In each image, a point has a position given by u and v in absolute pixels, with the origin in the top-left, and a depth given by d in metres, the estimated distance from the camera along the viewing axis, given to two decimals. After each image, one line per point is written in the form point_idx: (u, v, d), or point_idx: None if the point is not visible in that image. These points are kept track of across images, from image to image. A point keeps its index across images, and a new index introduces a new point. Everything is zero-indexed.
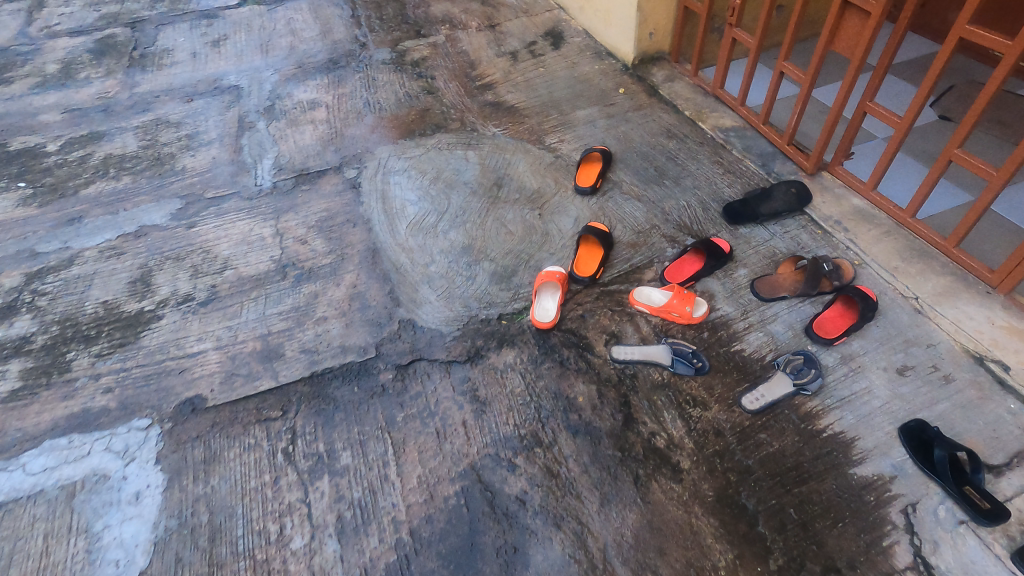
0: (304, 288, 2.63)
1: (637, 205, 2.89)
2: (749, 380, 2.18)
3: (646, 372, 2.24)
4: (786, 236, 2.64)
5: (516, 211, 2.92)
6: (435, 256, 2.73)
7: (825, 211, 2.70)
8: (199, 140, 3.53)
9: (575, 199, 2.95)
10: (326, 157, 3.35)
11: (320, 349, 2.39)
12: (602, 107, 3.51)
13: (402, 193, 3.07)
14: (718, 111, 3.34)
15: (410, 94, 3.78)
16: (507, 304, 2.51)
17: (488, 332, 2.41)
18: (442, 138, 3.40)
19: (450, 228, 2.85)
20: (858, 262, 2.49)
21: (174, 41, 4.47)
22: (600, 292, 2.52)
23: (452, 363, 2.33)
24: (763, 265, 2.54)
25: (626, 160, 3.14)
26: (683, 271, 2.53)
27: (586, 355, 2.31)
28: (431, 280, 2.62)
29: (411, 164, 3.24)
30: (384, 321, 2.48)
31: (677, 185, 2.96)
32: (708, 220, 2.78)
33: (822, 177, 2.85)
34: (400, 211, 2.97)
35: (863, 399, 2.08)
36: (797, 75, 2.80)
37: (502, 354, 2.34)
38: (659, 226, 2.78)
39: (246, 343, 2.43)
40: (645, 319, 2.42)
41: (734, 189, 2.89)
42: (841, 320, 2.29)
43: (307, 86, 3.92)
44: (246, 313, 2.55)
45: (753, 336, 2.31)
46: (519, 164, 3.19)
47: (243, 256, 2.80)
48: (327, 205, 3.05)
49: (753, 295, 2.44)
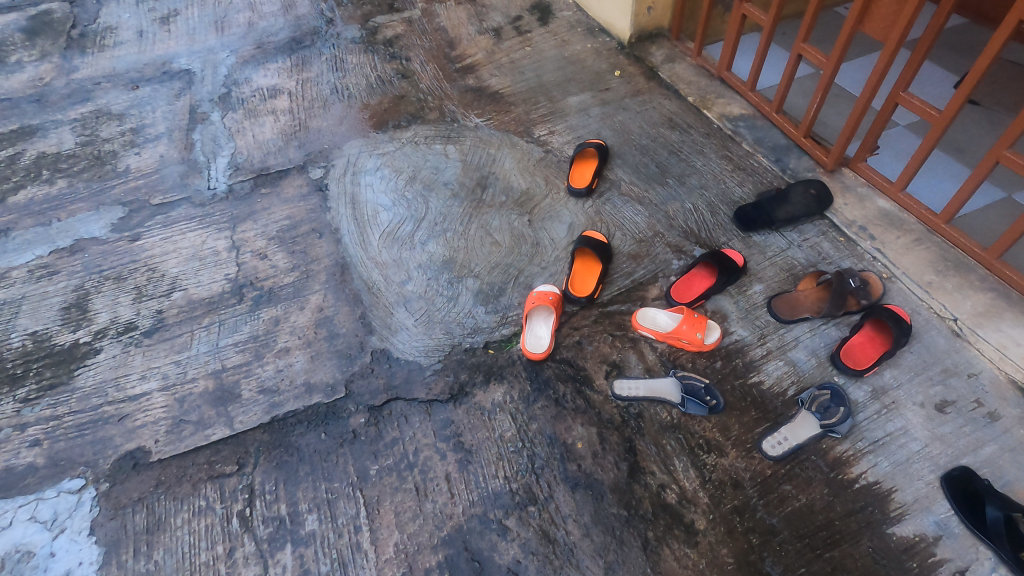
0: (263, 313, 2.32)
1: (637, 209, 2.58)
2: (769, 419, 1.93)
3: (652, 411, 1.98)
4: (805, 245, 2.36)
5: (502, 218, 2.60)
6: (412, 272, 2.42)
7: (847, 215, 2.41)
8: (145, 135, 3.14)
9: (568, 202, 2.64)
10: (288, 154, 2.98)
11: (282, 388, 2.10)
12: (596, 93, 3.16)
13: (374, 197, 2.73)
14: (725, 97, 3.01)
15: (382, 79, 3.39)
16: (494, 330, 2.22)
17: (473, 364, 2.13)
18: (419, 131, 3.04)
19: (429, 239, 2.54)
20: (887, 275, 2.23)
21: (118, 17, 4.00)
22: (599, 313, 2.24)
23: (434, 402, 2.05)
24: (781, 280, 2.27)
25: (624, 155, 2.81)
26: (692, 289, 2.25)
27: (584, 391, 2.05)
28: (407, 302, 2.32)
29: (384, 161, 2.89)
30: (354, 353, 2.18)
31: (682, 185, 2.65)
32: (717, 225, 2.49)
33: (843, 175, 2.56)
34: (372, 218, 2.64)
35: (898, 441, 1.84)
36: (819, 59, 2.48)
37: (489, 391, 2.06)
38: (662, 234, 2.48)
39: (197, 382, 2.12)
40: (650, 345, 2.15)
41: (745, 189, 2.60)
42: (871, 346, 2.02)
43: (267, 69, 3.51)
44: (196, 344, 2.23)
45: (773, 365, 2.05)
46: (506, 161, 2.85)
47: (194, 275, 2.47)
48: (290, 211, 2.71)
49: (770, 316, 2.17)
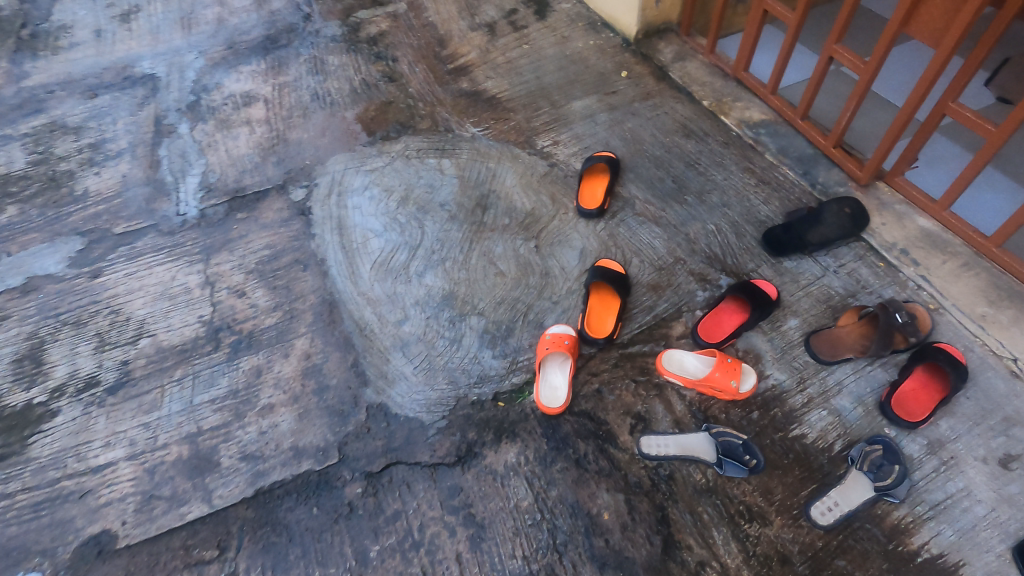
0: (243, 362, 2.07)
1: (655, 231, 2.34)
2: (815, 479, 1.74)
3: (685, 472, 1.78)
4: (841, 272, 2.15)
5: (506, 244, 2.35)
6: (409, 311, 2.17)
7: (886, 236, 2.20)
8: (105, 152, 2.83)
9: (578, 224, 2.39)
10: (266, 172, 2.70)
11: (267, 454, 1.85)
12: (602, 96, 2.89)
13: (363, 221, 2.46)
14: (743, 100, 2.76)
15: (367, 82, 3.09)
16: (503, 378, 1.99)
17: (481, 420, 1.90)
18: (410, 142, 2.76)
19: (426, 270, 2.28)
20: (934, 306, 2.03)
21: (73, 14, 3.63)
22: (620, 356, 2.01)
23: (439, 466, 1.82)
24: (818, 314, 2.05)
25: (637, 169, 2.56)
26: (721, 326, 2.03)
27: (607, 450, 1.83)
28: (404, 346, 2.08)
29: (372, 179, 2.61)
30: (347, 409, 1.94)
31: (703, 203, 2.42)
32: (743, 250, 2.26)
33: (878, 189, 2.33)
34: (362, 246, 2.38)
35: (961, 505, 1.66)
36: (853, 63, 2.22)
37: (501, 452, 1.84)
38: (684, 260, 2.25)
39: (169, 449, 1.87)
40: (677, 393, 1.94)
41: (771, 208, 2.37)
42: (924, 394, 1.81)
43: (240, 73, 3.19)
44: (167, 402, 1.97)
45: (815, 416, 1.85)
46: (507, 176, 2.59)
47: (163, 317, 2.20)
48: (269, 239, 2.44)
49: (809, 357, 1.96)
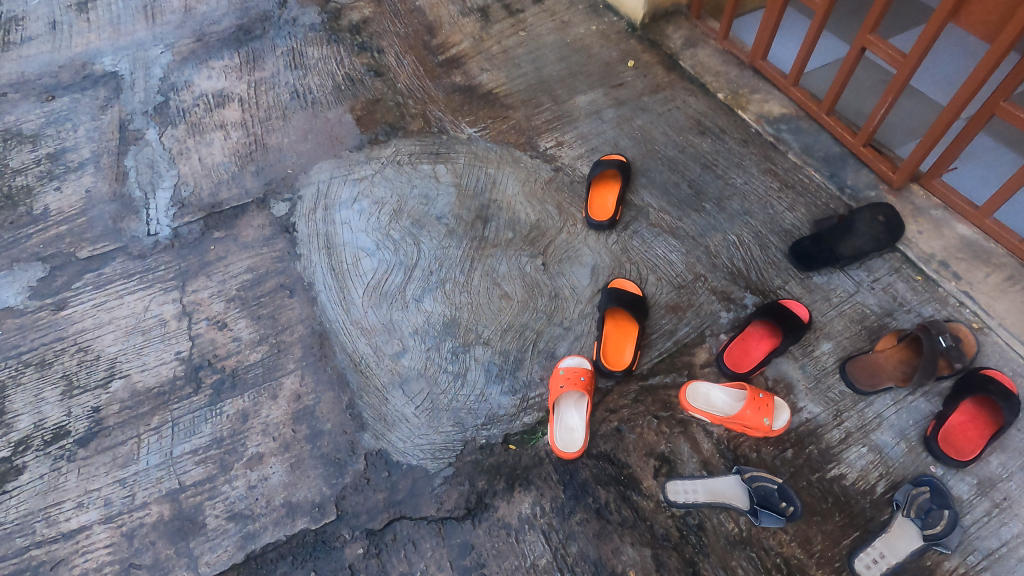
0: (227, 405, 1.89)
1: (672, 244, 2.16)
2: (857, 527, 1.60)
3: (716, 521, 1.64)
4: (877, 288, 1.98)
5: (510, 262, 2.15)
6: (407, 341, 1.99)
7: (924, 247, 2.02)
8: (66, 163, 2.58)
9: (588, 238, 2.20)
10: (244, 183, 2.47)
11: (257, 513, 1.69)
12: (609, 89, 2.65)
13: (353, 238, 2.26)
14: (761, 92, 2.53)
15: (352, 78, 2.83)
16: (514, 418, 1.82)
17: (491, 466, 1.74)
18: (400, 146, 2.54)
19: (424, 294, 2.09)
20: (977, 325, 1.87)
21: (24, 4, 3.31)
22: (639, 389, 1.85)
23: (447, 521, 1.67)
24: (853, 337, 1.89)
25: (650, 172, 2.36)
26: (749, 354, 1.87)
27: (630, 497, 1.68)
28: (403, 383, 1.90)
29: (361, 190, 2.39)
30: (343, 457, 1.77)
31: (722, 210, 2.22)
32: (769, 264, 2.08)
33: (912, 193, 2.14)
34: (353, 267, 2.18)
35: (1017, 554, 1.53)
36: (890, 55, 2.00)
37: (514, 503, 1.69)
38: (705, 277, 2.07)
39: (148, 509, 1.70)
40: (703, 430, 1.78)
41: (796, 215, 2.18)
42: (973, 428, 1.66)
43: (211, 69, 2.92)
44: (145, 455, 1.80)
45: (855, 453, 1.71)
46: (508, 184, 2.38)
47: (136, 355, 2.01)
48: (251, 261, 2.23)
49: (846, 386, 1.80)
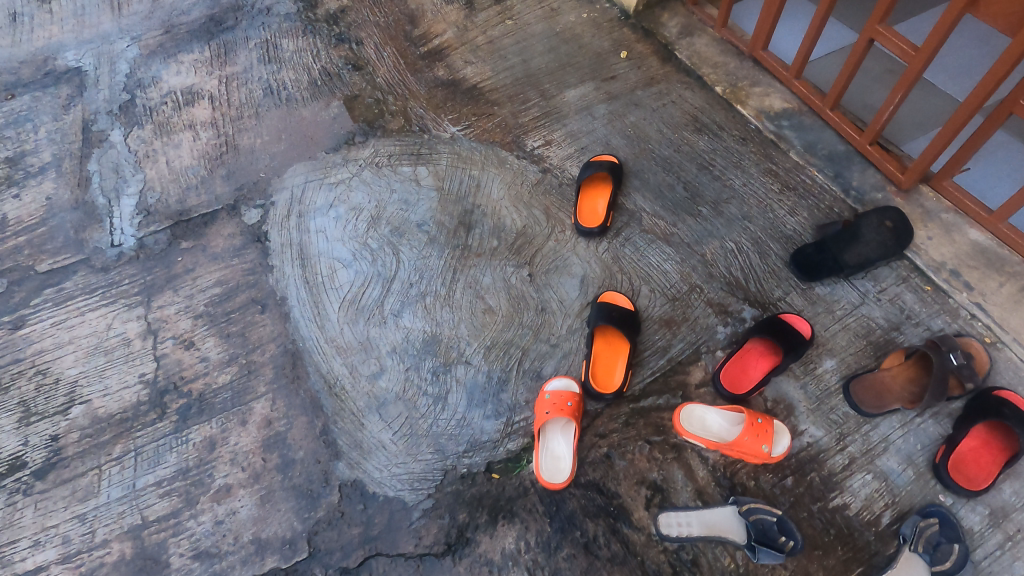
0: (193, 433, 1.78)
1: (666, 252, 2.03)
2: (861, 562, 1.51)
3: (710, 556, 1.54)
4: (883, 299, 1.86)
5: (495, 273, 2.03)
6: (385, 361, 1.88)
7: (934, 254, 1.90)
8: (26, 168, 2.44)
9: (578, 246, 2.06)
10: (213, 188, 2.33)
11: (224, 551, 1.60)
12: (600, 83, 2.49)
13: (328, 247, 2.13)
14: (762, 85, 2.37)
15: (328, 72, 2.67)
16: (497, 444, 1.71)
17: (473, 497, 1.64)
18: (379, 147, 2.38)
19: (403, 309, 1.97)
20: (990, 340, 1.76)
21: None
22: (631, 412, 1.74)
23: (426, 558, 1.58)
24: (857, 353, 1.78)
25: (643, 174, 2.21)
26: (748, 373, 1.76)
27: (620, 530, 1.59)
28: (380, 406, 1.80)
29: (337, 195, 2.25)
30: (316, 489, 1.68)
31: (719, 215, 2.09)
32: (768, 273, 1.96)
33: (921, 195, 2.01)
34: (328, 279, 2.06)
35: None
36: (900, 48, 1.86)
37: (497, 537, 1.59)
38: (701, 288, 1.95)
39: (109, 547, 1.62)
40: (699, 456, 1.67)
41: (798, 219, 2.05)
42: (986, 453, 1.56)
43: (180, 63, 2.75)
44: (106, 488, 1.70)
45: (859, 481, 1.60)
46: (493, 187, 2.24)
47: (98, 378, 1.90)
48: (220, 274, 2.10)
49: (849, 407, 1.69)
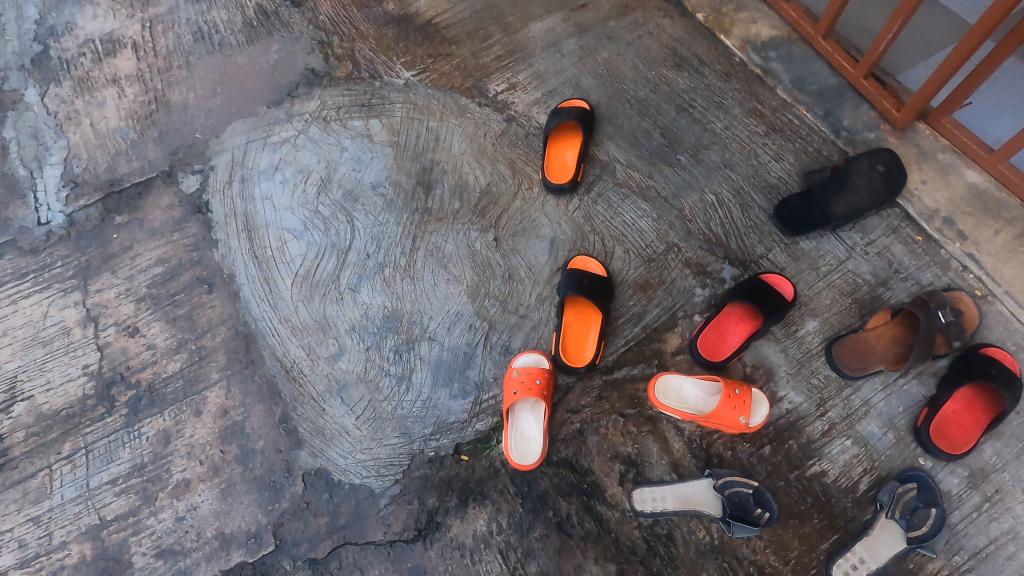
0: (145, 426, 1.69)
1: (641, 208, 1.88)
2: (837, 529, 1.49)
3: (685, 529, 1.51)
4: (871, 252, 1.75)
5: (458, 238, 1.87)
6: (344, 340, 1.77)
7: (928, 201, 1.76)
8: None
9: (546, 204, 1.90)
10: (145, 153, 2.10)
11: (188, 547, 1.57)
12: (569, 13, 2.15)
13: (276, 217, 1.95)
14: (748, 9, 2.08)
15: (264, 10, 2.27)
16: (465, 425, 1.64)
17: (442, 481, 1.59)
18: (326, 98, 2.12)
19: (360, 283, 1.84)
20: (981, 293, 1.67)
21: None
22: (604, 383, 1.66)
23: (396, 545, 1.54)
24: (841, 312, 1.69)
25: (617, 119, 2.00)
26: (727, 339, 1.66)
27: (594, 508, 1.55)
28: (341, 389, 1.70)
29: (283, 156, 2.05)
30: (279, 480, 1.62)
31: (699, 163, 1.92)
32: (750, 227, 1.83)
33: (917, 133, 1.84)
34: (279, 252, 1.90)
35: (1006, 552, 1.43)
36: None
37: (468, 520, 1.55)
38: (678, 247, 1.82)
39: (68, 550, 1.58)
40: (674, 428, 1.61)
41: (784, 165, 1.89)
42: (969, 418, 1.50)
43: (95, 4, 2.33)
44: (58, 488, 1.63)
45: (838, 447, 1.55)
46: (453, 140, 2.01)
47: (39, 371, 1.78)
48: (161, 251, 1.93)
49: (831, 370, 1.62)
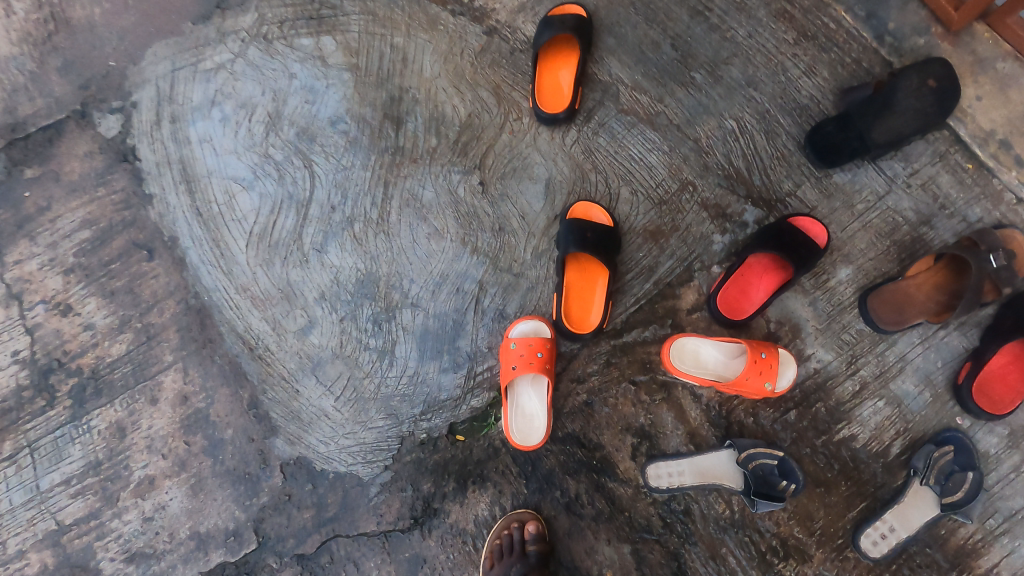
0: (94, 419, 1.49)
1: (650, 140, 1.59)
2: (865, 496, 1.38)
3: (703, 504, 1.40)
4: (913, 185, 1.51)
5: (437, 183, 1.59)
6: (315, 311, 1.54)
7: (983, 121, 1.50)
8: None
9: (539, 138, 1.60)
10: (49, 87, 1.67)
11: (161, 550, 1.44)
12: None
13: (219, 164, 1.63)
14: None
15: None
16: (458, 402, 1.47)
17: (436, 465, 1.44)
18: (264, 10, 1.68)
19: (327, 242, 1.58)
20: None
21: None
22: (612, 349, 1.48)
23: (391, 535, 1.43)
24: (877, 258, 1.49)
25: (620, 27, 1.63)
26: (750, 294, 1.46)
27: (604, 486, 1.42)
28: (316, 367, 1.50)
29: (219, 87, 1.66)
30: (254, 472, 1.46)
31: (718, 82, 1.60)
32: (776, 159, 1.57)
33: (975, 37, 1.53)
34: (228, 208, 1.61)
35: None
36: None
37: (468, 505, 1.43)
38: (694, 185, 1.57)
39: (28, 558, 1.43)
40: (690, 395, 1.45)
41: (817, 81, 1.58)
42: (1015, 373, 1.35)
43: None
44: (7, 493, 1.46)
45: (869, 409, 1.42)
46: (424, 61, 1.64)
47: None
48: (85, 212, 1.62)
49: (864, 324, 1.45)
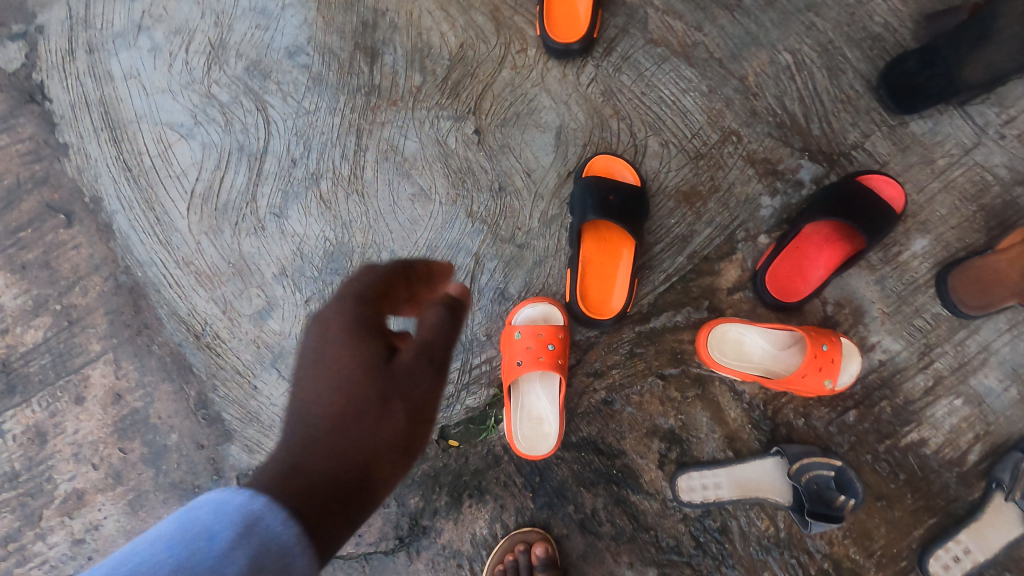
0: (8, 422, 1.23)
1: (686, 79, 1.28)
2: (935, 512, 1.17)
3: (741, 519, 1.19)
4: (1007, 136, 1.23)
5: (422, 132, 1.29)
6: (275, 290, 1.26)
7: None
8: None
9: (547, 76, 1.29)
10: None
11: None
12: None
13: (150, 106, 1.31)
14: None
15: None
16: (451, 402, 1.22)
17: (426, 476, 1.21)
18: None
19: (286, 204, 1.28)
20: None
21: None
22: (637, 336, 1.22)
23: (372, 557, 1.21)
24: (960, 226, 1.22)
25: None
26: (806, 270, 1.19)
27: (626, 499, 1.20)
28: (277, 360, 1.24)
29: (147, 7, 1.32)
30: (205, 485, 1.23)
31: (772, 4, 1.28)
32: (841, 102, 1.27)
33: None
34: (164, 161, 1.30)
35: None
36: None
37: (464, 522, 1.20)
38: (738, 135, 1.27)
39: None
40: (730, 392, 1.21)
41: (895, 4, 1.27)
42: None
43: None
44: None
45: (943, 409, 1.18)
46: None
47: None
48: None
49: (943, 307, 1.19)
